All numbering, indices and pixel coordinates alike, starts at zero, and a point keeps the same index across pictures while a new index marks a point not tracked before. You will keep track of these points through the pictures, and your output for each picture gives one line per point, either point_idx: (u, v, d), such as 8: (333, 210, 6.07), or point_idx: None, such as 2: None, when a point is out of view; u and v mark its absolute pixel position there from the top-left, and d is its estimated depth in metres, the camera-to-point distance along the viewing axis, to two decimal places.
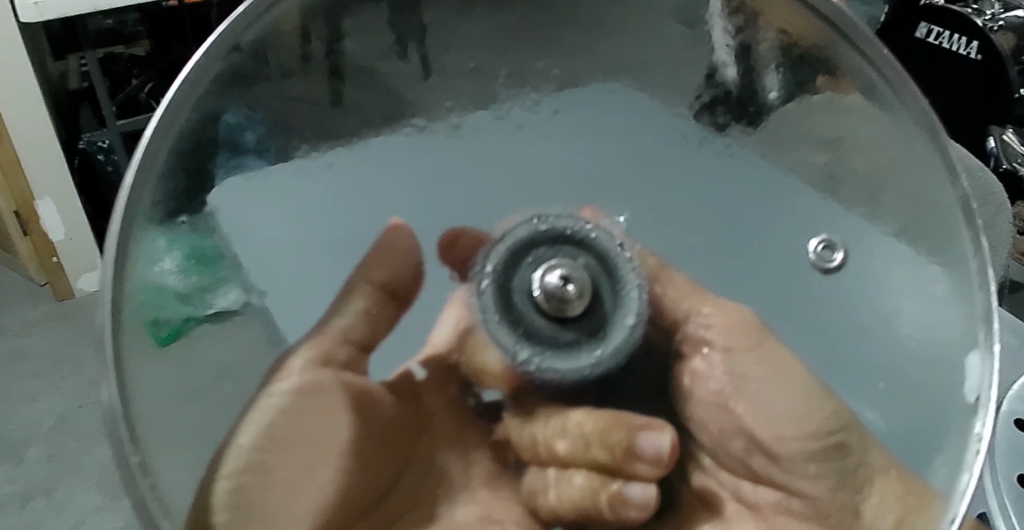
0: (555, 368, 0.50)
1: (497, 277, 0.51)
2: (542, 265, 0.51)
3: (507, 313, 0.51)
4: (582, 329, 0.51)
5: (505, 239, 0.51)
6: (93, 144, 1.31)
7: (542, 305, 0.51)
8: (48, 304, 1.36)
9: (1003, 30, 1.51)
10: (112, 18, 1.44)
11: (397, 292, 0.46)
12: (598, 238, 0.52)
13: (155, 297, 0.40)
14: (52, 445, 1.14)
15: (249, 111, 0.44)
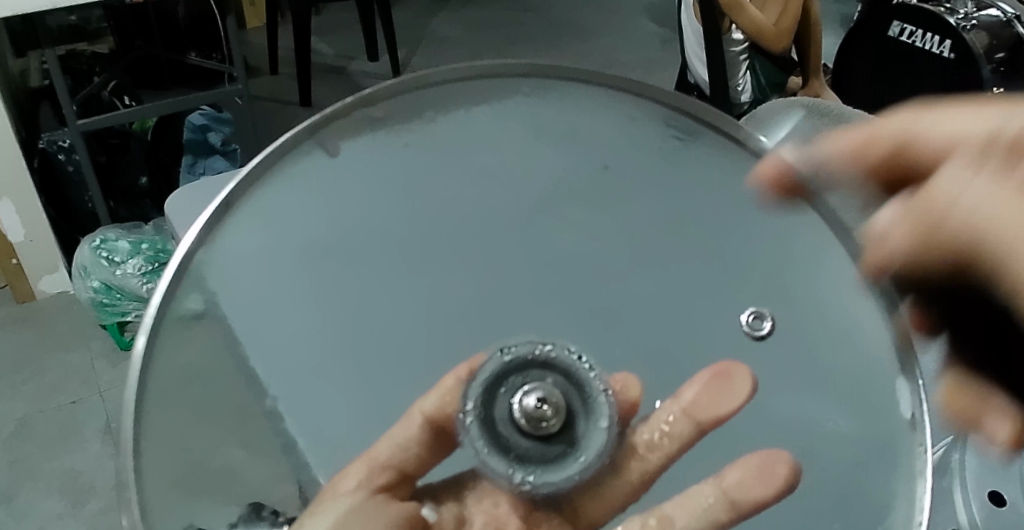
0: (550, 482, 0.44)
1: (478, 414, 0.45)
2: (517, 392, 0.45)
3: (493, 444, 0.44)
4: (569, 443, 0.45)
5: (478, 375, 0.46)
6: (53, 143, 1.27)
7: (524, 429, 0.44)
8: (10, 307, 1.34)
9: (976, 30, 1.45)
10: (75, 15, 1.41)
11: (442, 427, 0.45)
12: (558, 355, 0.47)
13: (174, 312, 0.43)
14: (12, 450, 1.12)
15: (268, 184, 0.48)
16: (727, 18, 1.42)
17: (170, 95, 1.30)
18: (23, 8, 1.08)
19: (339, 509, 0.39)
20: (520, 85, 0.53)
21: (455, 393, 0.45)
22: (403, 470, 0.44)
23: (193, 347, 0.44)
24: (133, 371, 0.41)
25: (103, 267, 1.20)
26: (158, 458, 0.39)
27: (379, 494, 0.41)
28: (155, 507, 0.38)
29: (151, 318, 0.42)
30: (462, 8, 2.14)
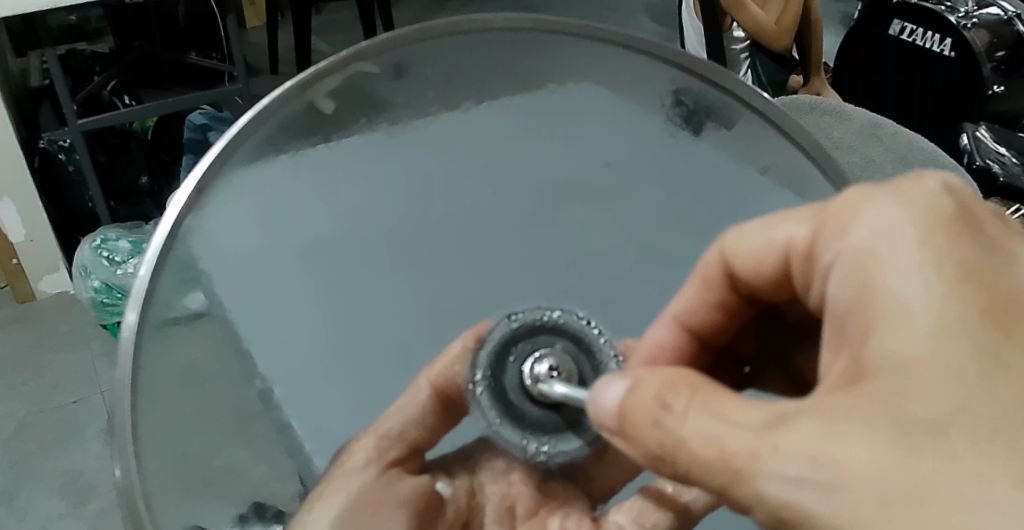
0: (563, 450, 0.45)
1: (488, 383, 0.45)
2: (527, 359, 0.45)
3: (504, 413, 0.45)
4: (583, 412, 0.44)
5: (484, 342, 0.46)
6: (54, 143, 1.27)
7: (536, 397, 0.44)
8: (9, 308, 1.34)
9: (976, 29, 1.45)
10: (75, 14, 1.41)
11: (449, 399, 0.47)
12: (568, 321, 0.46)
13: (168, 297, 0.42)
14: (12, 451, 1.11)
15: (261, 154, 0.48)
16: (728, 16, 1.42)
17: (171, 94, 1.30)
18: (24, 7, 1.08)
19: (346, 492, 0.44)
20: (526, 60, 0.57)
21: (461, 361, 0.46)
22: (412, 445, 0.47)
23: (180, 342, 0.45)
24: (123, 372, 0.40)
25: (103, 267, 1.20)
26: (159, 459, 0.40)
27: (388, 471, 0.45)
28: (158, 503, 0.39)
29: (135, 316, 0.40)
30: (461, 8, 2.13)
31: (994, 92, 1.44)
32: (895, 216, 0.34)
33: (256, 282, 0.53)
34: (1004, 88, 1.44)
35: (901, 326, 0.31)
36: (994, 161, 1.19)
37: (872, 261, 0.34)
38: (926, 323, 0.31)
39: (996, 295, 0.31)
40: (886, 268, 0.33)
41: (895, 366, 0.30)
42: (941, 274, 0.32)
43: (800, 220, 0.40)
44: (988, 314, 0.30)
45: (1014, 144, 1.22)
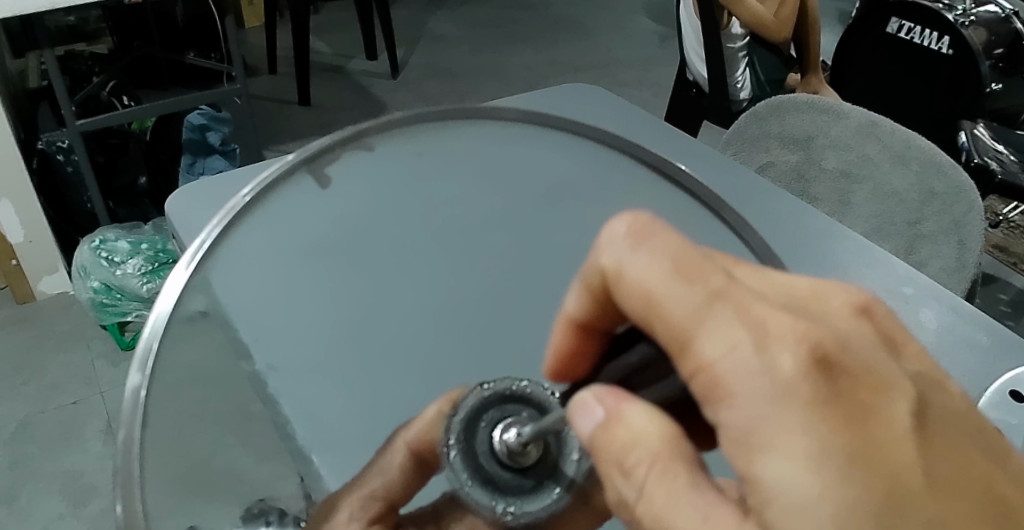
0: (528, 512, 0.38)
1: (461, 447, 0.38)
2: (497, 426, 0.38)
3: (478, 479, 0.37)
4: (549, 472, 0.38)
5: (457, 408, 0.39)
6: (52, 144, 1.28)
7: (504, 462, 0.38)
8: (8, 308, 1.34)
9: (974, 26, 1.45)
10: (73, 15, 1.41)
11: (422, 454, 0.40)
12: (534, 391, 0.40)
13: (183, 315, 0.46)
14: (12, 452, 1.12)
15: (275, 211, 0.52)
16: (726, 13, 1.42)
17: (167, 95, 1.30)
18: (22, 10, 1.08)
19: None
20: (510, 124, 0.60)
21: (437, 425, 0.39)
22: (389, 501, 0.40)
23: (196, 354, 0.46)
24: (143, 359, 0.42)
25: (102, 267, 1.21)
26: (162, 449, 0.39)
27: (372, 527, 0.39)
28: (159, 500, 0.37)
29: (159, 311, 0.44)
30: (459, 8, 2.13)
31: (993, 88, 1.46)
32: (752, 349, 0.28)
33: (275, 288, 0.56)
34: (1002, 85, 1.46)
35: (782, 503, 0.26)
36: (992, 159, 1.18)
37: (749, 434, 0.27)
38: (805, 495, 0.26)
39: (884, 447, 0.26)
40: (759, 444, 0.27)
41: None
42: (820, 450, 0.26)
43: (646, 267, 0.32)
44: (884, 487, 0.25)
45: (1011, 141, 1.22)
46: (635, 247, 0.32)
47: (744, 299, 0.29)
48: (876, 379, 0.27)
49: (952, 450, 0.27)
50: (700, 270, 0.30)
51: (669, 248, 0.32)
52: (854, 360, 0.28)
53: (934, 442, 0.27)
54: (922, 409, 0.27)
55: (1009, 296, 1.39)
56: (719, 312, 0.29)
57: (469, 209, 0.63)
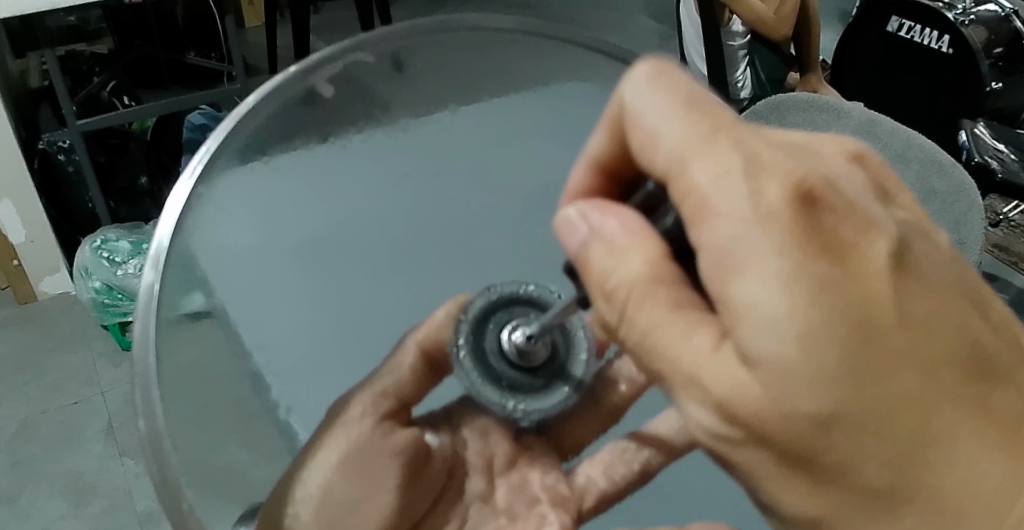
0: (539, 406, 0.49)
1: (470, 346, 0.48)
2: (504, 327, 0.48)
3: (486, 374, 0.48)
4: (557, 369, 0.49)
5: (466, 313, 0.49)
6: (54, 144, 1.28)
7: (512, 359, 0.48)
8: (9, 308, 1.34)
9: (974, 25, 1.45)
10: (75, 15, 1.41)
11: (435, 359, 0.49)
12: (540, 294, 0.50)
13: (168, 305, 0.47)
14: (14, 451, 1.12)
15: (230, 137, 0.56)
16: (727, 10, 1.42)
17: (168, 95, 1.30)
18: (24, 10, 1.08)
19: (342, 447, 0.47)
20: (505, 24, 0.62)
21: (445, 329, 0.48)
22: (402, 399, 0.50)
23: (190, 342, 0.48)
24: (144, 380, 0.43)
25: (103, 268, 1.21)
26: (186, 454, 0.42)
27: (383, 423, 0.48)
28: (193, 505, 0.41)
29: (152, 329, 0.45)
30: (460, 8, 2.13)
31: (993, 88, 1.45)
32: (740, 176, 0.34)
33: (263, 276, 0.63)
34: (1001, 85, 1.45)
35: (752, 324, 0.32)
36: (992, 158, 1.18)
37: (722, 252, 0.33)
38: (776, 318, 0.32)
39: (866, 282, 0.32)
40: (739, 264, 0.33)
41: (756, 352, 0.33)
42: (795, 275, 0.32)
43: (654, 107, 0.36)
44: (853, 318, 0.32)
45: (1011, 140, 1.23)
46: (649, 86, 0.37)
47: (740, 136, 0.35)
48: (860, 217, 0.33)
49: (921, 301, 0.33)
50: (715, 105, 0.36)
51: (670, 90, 0.36)
52: (840, 196, 0.34)
53: (905, 291, 0.33)
54: (899, 257, 0.33)
55: (1010, 296, 1.40)
56: (718, 142, 0.35)
57: (438, 194, 0.68)
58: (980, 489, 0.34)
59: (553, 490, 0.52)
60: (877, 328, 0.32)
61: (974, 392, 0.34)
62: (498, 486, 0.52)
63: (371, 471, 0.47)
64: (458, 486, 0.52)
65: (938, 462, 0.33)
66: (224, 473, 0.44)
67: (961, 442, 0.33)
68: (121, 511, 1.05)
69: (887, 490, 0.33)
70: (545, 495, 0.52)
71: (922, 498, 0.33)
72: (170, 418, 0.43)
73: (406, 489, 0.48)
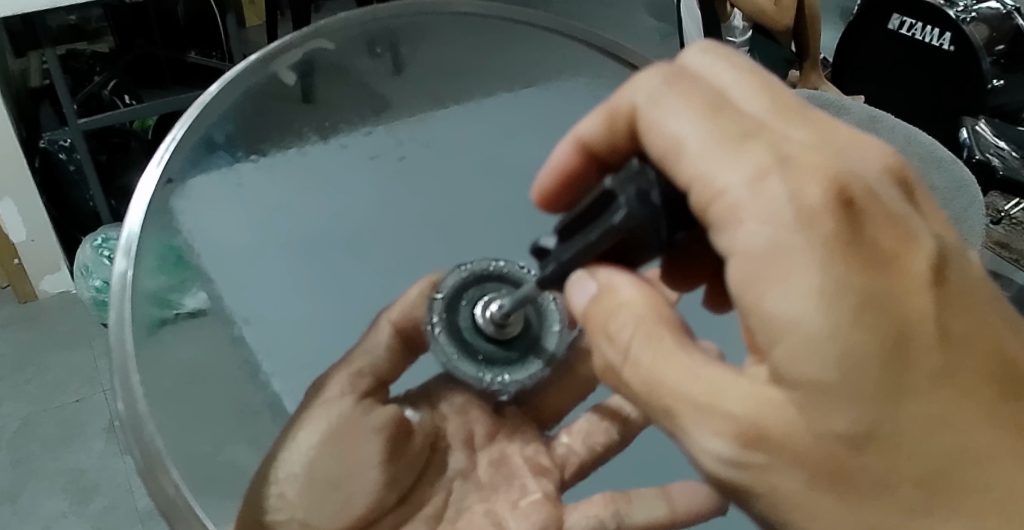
0: (517, 379, 0.50)
1: (444, 324, 0.50)
2: (477, 303, 0.50)
3: (461, 349, 0.50)
4: (529, 342, 0.50)
5: (439, 290, 0.51)
6: (54, 143, 1.29)
7: (485, 332, 0.49)
8: (10, 308, 1.34)
9: (975, 23, 1.44)
10: (75, 15, 1.42)
11: (412, 336, 0.52)
12: (510, 271, 0.51)
13: (146, 301, 0.47)
14: (14, 450, 1.12)
15: (224, 125, 0.60)
16: (727, 6, 1.41)
17: (170, 94, 1.31)
18: (24, 9, 1.08)
19: (324, 425, 0.48)
20: (492, 30, 0.70)
21: (421, 307, 0.51)
22: (380, 377, 0.51)
23: (175, 339, 0.48)
24: (127, 377, 0.43)
25: (106, 267, 1.21)
26: (179, 451, 0.42)
27: (363, 401, 0.49)
28: (181, 508, 0.41)
29: (127, 318, 0.45)
30: None
31: (993, 85, 1.44)
32: (784, 182, 0.33)
33: (255, 256, 0.64)
34: (1003, 82, 1.44)
35: (794, 335, 0.32)
36: (994, 155, 1.18)
37: (759, 259, 0.33)
38: (819, 333, 0.32)
39: (904, 296, 0.32)
40: (773, 272, 0.32)
41: (785, 372, 0.33)
42: (836, 286, 0.31)
43: (681, 127, 0.37)
44: (897, 323, 0.32)
45: (1012, 138, 1.22)
46: (668, 85, 0.38)
47: (773, 143, 0.35)
48: (898, 225, 0.33)
49: (975, 322, 0.33)
50: (727, 104, 0.37)
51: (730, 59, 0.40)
52: (876, 205, 0.33)
53: (949, 300, 0.33)
54: (939, 271, 0.33)
55: (1012, 294, 1.39)
56: (748, 148, 0.35)
57: (430, 181, 0.69)
58: (1022, 497, 0.32)
59: (533, 460, 0.52)
60: (910, 335, 0.32)
61: (1011, 404, 0.33)
62: (479, 461, 0.52)
63: (352, 451, 0.47)
64: (440, 461, 0.51)
65: (974, 480, 0.32)
66: (214, 474, 0.43)
67: (1006, 461, 0.32)
68: (121, 511, 1.05)
69: (916, 502, 0.32)
70: (524, 465, 0.51)
71: (961, 506, 0.32)
72: (156, 417, 0.43)
73: (390, 466, 0.48)
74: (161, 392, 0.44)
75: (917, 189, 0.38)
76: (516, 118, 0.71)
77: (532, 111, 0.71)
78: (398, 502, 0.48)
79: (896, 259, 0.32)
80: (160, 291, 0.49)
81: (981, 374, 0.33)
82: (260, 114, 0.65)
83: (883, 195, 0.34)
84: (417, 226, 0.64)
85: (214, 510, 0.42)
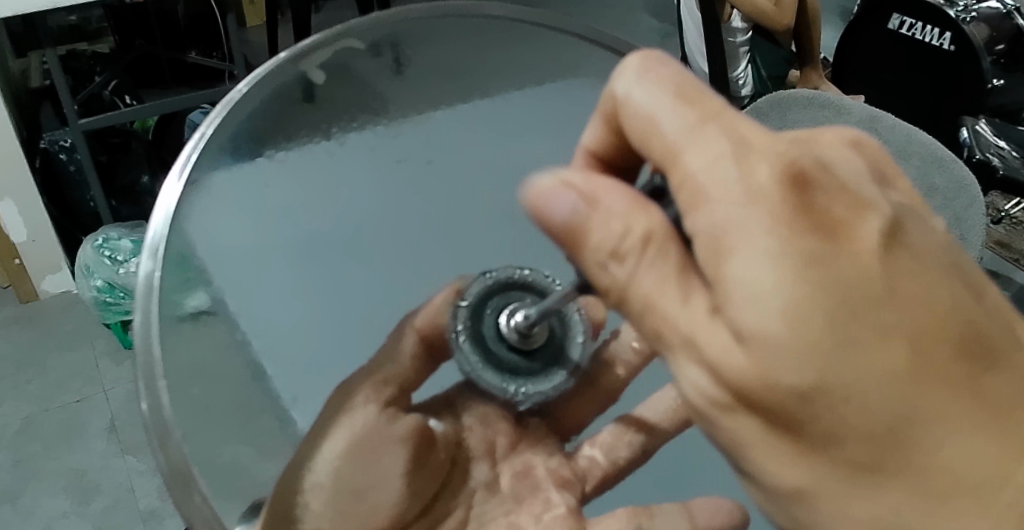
0: (540, 391, 0.52)
1: (468, 331, 0.51)
2: (502, 312, 0.52)
3: (485, 359, 0.51)
4: (553, 354, 0.52)
5: (464, 296, 0.53)
6: (54, 143, 1.29)
7: (511, 342, 0.51)
8: (11, 308, 1.34)
9: (975, 23, 1.44)
10: (76, 14, 1.42)
11: (435, 345, 0.51)
12: (535, 280, 0.54)
13: (170, 304, 0.49)
14: (16, 450, 1.12)
15: (232, 130, 0.59)
16: (728, 6, 1.42)
17: (170, 94, 1.32)
18: (25, 9, 1.08)
19: (348, 436, 0.48)
20: (506, 31, 0.69)
21: (443, 313, 0.52)
22: (403, 387, 0.51)
23: (188, 338, 0.49)
24: (149, 374, 0.46)
25: (106, 266, 1.21)
26: (195, 447, 0.45)
27: (386, 410, 0.50)
28: (199, 502, 0.44)
29: (154, 318, 0.48)
30: None
31: (993, 85, 1.45)
32: (731, 161, 0.35)
33: (255, 254, 0.64)
34: (1003, 81, 1.44)
35: (745, 297, 0.33)
36: (994, 154, 1.18)
37: (714, 234, 0.34)
38: (770, 314, 0.33)
39: (859, 262, 0.33)
40: (731, 245, 0.33)
41: (739, 323, 0.33)
42: (781, 251, 0.32)
43: (649, 101, 0.37)
44: (847, 295, 0.32)
45: (1013, 137, 1.22)
46: (642, 78, 0.37)
47: (729, 126, 0.36)
48: (855, 199, 0.35)
49: (941, 292, 0.34)
50: (705, 93, 0.37)
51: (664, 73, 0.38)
52: (828, 182, 0.35)
53: (898, 267, 0.33)
54: (892, 235, 0.34)
55: (1012, 293, 1.39)
56: (708, 132, 0.36)
57: (433, 180, 0.69)
58: (981, 469, 0.33)
59: (556, 472, 0.53)
60: (873, 308, 0.33)
61: (972, 375, 0.33)
62: (502, 473, 0.53)
63: (377, 460, 0.49)
64: (463, 471, 0.53)
65: (925, 443, 0.33)
66: (224, 472, 0.45)
67: (965, 431, 0.33)
68: (124, 510, 1.05)
69: (868, 464, 0.33)
70: (548, 477, 0.52)
71: (906, 476, 0.33)
72: (172, 413, 0.45)
73: (413, 475, 0.50)
74: (176, 389, 0.46)
75: (888, 167, 0.39)
76: (525, 121, 0.71)
77: (544, 114, 0.71)
78: (421, 512, 0.50)
79: (857, 237, 0.33)
80: (174, 291, 0.49)
81: (947, 340, 0.33)
82: (265, 114, 0.63)
83: (839, 171, 0.36)
84: (422, 229, 0.64)
85: (225, 507, 0.44)
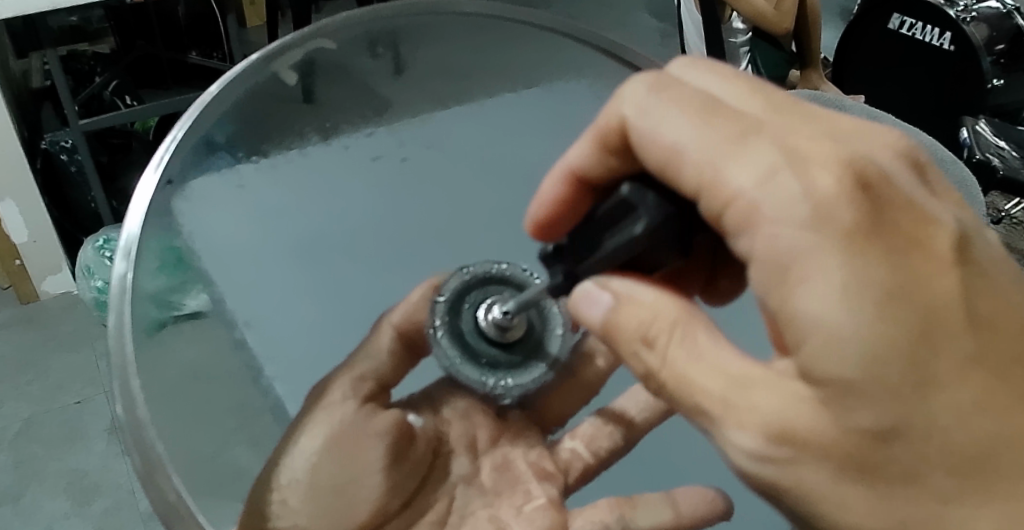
0: (520, 384, 0.49)
1: (447, 326, 0.49)
2: (479, 306, 0.49)
3: (462, 353, 0.48)
4: (534, 345, 0.49)
5: (442, 293, 0.50)
6: (55, 143, 1.30)
7: (489, 336, 0.48)
8: (12, 308, 1.34)
9: (975, 22, 1.44)
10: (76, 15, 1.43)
11: (412, 340, 0.52)
12: (513, 273, 0.50)
13: (145, 303, 0.47)
14: (17, 451, 1.12)
15: (222, 129, 0.60)
16: (727, 6, 1.42)
17: (171, 95, 1.32)
18: (25, 10, 1.08)
19: (326, 428, 0.48)
20: (498, 30, 0.69)
21: (424, 312, 0.51)
22: (381, 382, 0.51)
23: (178, 339, 0.49)
24: (126, 376, 0.44)
25: (107, 268, 1.21)
26: (178, 448, 0.43)
27: (365, 405, 0.49)
28: (183, 506, 0.41)
29: (128, 320, 0.45)
30: None
31: (993, 85, 1.44)
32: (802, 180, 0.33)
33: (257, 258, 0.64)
34: (1003, 81, 1.44)
35: (816, 337, 0.32)
36: (994, 155, 1.18)
37: (780, 260, 0.33)
38: (844, 328, 0.32)
39: (921, 278, 0.32)
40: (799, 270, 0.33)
41: (815, 367, 0.33)
42: (855, 279, 0.32)
43: (676, 118, 0.37)
44: (922, 318, 0.32)
45: (1013, 137, 1.22)
46: (655, 93, 0.38)
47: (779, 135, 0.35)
48: (915, 210, 0.34)
49: (986, 298, 0.34)
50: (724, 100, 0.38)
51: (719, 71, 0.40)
52: (892, 191, 0.34)
53: (972, 276, 0.34)
54: (962, 250, 0.34)
55: None
56: (750, 143, 0.35)
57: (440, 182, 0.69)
58: None
59: (537, 465, 0.52)
60: (942, 326, 0.32)
61: None
62: (482, 467, 0.52)
63: (356, 456, 0.47)
64: (443, 468, 0.51)
65: (1004, 463, 0.33)
66: (213, 474, 0.44)
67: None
68: (125, 511, 1.06)
69: (951, 492, 0.33)
70: (529, 470, 0.52)
71: (990, 499, 0.33)
72: (159, 416, 0.44)
73: (393, 472, 0.48)
74: (160, 391, 0.45)
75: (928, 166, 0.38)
76: (522, 122, 0.71)
77: (539, 113, 0.71)
78: (403, 506, 0.49)
79: (910, 247, 0.33)
80: (165, 293, 0.49)
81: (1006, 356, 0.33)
82: (255, 116, 0.64)
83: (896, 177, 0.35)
84: (415, 229, 0.64)
85: (214, 508, 0.43)
